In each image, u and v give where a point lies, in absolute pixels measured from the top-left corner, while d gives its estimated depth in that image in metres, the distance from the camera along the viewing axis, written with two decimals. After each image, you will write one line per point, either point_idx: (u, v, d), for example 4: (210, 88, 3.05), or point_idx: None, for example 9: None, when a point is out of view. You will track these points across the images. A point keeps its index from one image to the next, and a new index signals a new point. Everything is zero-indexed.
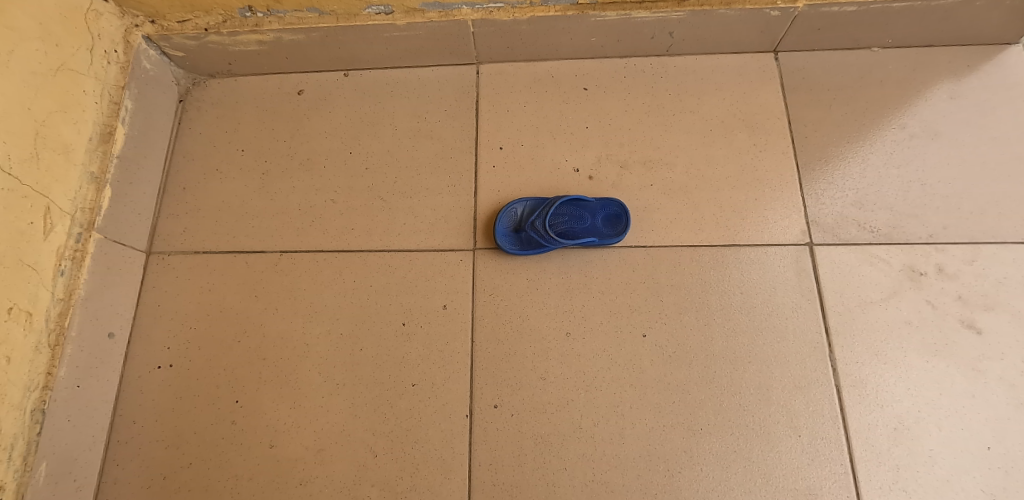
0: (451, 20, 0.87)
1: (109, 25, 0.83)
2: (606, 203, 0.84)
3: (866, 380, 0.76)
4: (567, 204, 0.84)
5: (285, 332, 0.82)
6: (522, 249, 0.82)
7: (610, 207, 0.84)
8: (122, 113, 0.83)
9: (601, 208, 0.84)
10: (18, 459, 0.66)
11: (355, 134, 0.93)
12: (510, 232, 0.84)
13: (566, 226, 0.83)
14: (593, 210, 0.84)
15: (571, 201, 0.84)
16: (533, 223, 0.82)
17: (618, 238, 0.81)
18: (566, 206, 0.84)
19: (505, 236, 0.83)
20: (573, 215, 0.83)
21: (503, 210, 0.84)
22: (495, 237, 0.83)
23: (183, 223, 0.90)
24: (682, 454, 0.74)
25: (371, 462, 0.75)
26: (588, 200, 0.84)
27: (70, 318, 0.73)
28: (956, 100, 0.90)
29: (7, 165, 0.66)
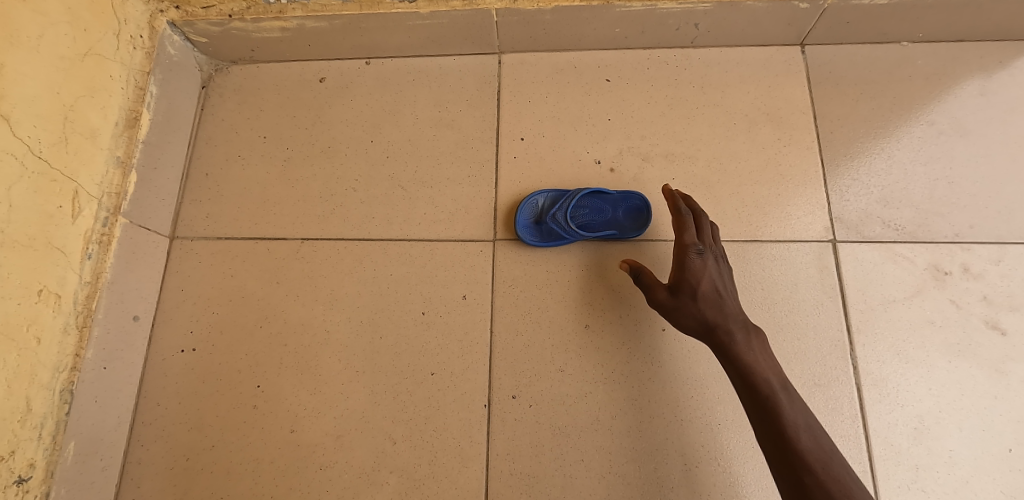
0: (474, 9, 0.87)
1: (135, 11, 0.83)
2: (628, 196, 0.84)
3: (888, 379, 0.75)
4: (588, 196, 0.83)
5: (305, 319, 0.83)
6: (543, 241, 0.82)
7: (634, 198, 0.83)
8: (146, 99, 0.83)
9: (622, 200, 0.84)
10: (47, 438, 0.67)
11: (376, 122, 0.93)
12: (531, 224, 0.83)
13: (586, 219, 0.82)
14: (614, 202, 0.84)
15: (592, 193, 0.83)
16: (555, 215, 0.82)
17: (639, 232, 0.81)
18: (587, 198, 0.83)
19: (526, 228, 0.83)
20: (595, 206, 0.83)
21: (524, 201, 0.84)
22: (515, 228, 0.83)
23: (206, 209, 0.90)
24: (699, 449, 0.74)
25: (390, 449, 0.76)
26: (611, 193, 0.83)
27: (97, 301, 0.74)
28: (986, 97, 0.88)
29: (38, 149, 0.67)
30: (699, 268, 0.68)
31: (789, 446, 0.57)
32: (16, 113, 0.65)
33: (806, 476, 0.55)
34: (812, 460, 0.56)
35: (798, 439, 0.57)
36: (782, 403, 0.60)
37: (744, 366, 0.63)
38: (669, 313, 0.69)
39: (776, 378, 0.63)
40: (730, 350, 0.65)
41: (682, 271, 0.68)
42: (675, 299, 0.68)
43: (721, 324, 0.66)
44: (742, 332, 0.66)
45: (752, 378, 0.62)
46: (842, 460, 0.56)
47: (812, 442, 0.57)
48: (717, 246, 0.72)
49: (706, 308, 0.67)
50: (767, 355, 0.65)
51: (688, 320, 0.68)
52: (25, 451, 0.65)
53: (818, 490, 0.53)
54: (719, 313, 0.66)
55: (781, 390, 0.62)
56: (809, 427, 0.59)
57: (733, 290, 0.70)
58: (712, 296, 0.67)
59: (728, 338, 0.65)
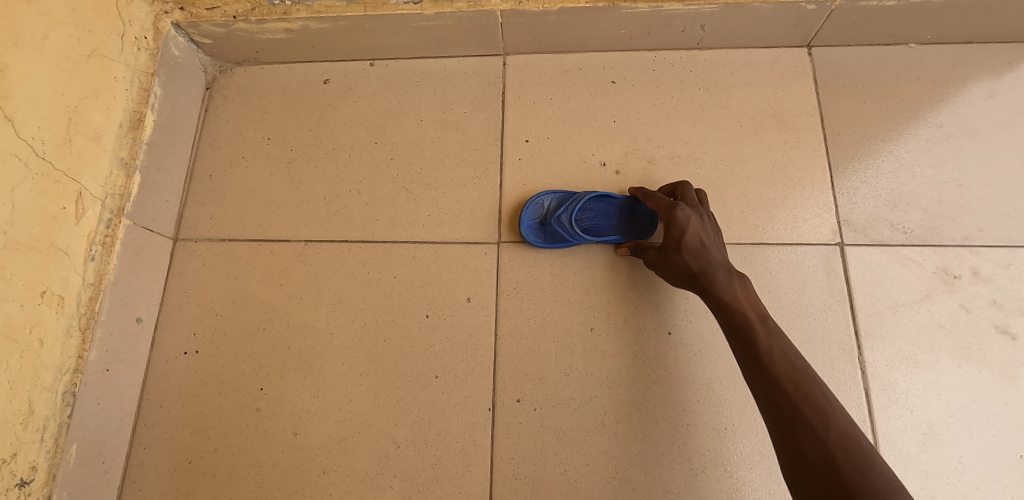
0: (480, 10, 0.86)
1: (140, 12, 0.83)
2: (636, 201, 0.82)
3: (896, 384, 0.75)
4: (595, 199, 0.82)
5: (308, 321, 0.83)
6: (546, 242, 0.81)
7: (642, 203, 0.82)
8: (150, 100, 0.83)
9: (630, 205, 0.82)
10: (49, 441, 0.67)
11: (380, 124, 0.93)
12: (536, 224, 0.83)
13: (591, 222, 0.81)
14: (621, 207, 0.82)
15: (600, 197, 0.82)
16: (560, 217, 0.80)
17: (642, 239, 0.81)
18: (594, 201, 0.82)
19: (530, 228, 0.82)
20: (602, 209, 0.82)
21: (530, 202, 0.83)
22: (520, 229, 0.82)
23: (210, 210, 0.90)
24: (705, 454, 0.73)
25: (393, 453, 0.75)
26: (619, 196, 0.82)
27: (100, 303, 0.74)
28: (995, 99, 0.87)
29: (42, 150, 0.67)
30: (684, 220, 0.71)
31: (765, 374, 0.60)
32: (20, 114, 0.65)
33: (780, 399, 0.57)
34: (785, 383, 0.58)
35: (773, 365, 0.60)
36: (760, 334, 0.63)
37: (725, 307, 0.67)
38: (660, 270, 0.73)
39: (755, 314, 0.65)
40: (713, 293, 0.68)
41: (668, 226, 0.72)
42: (660, 253, 0.72)
43: (704, 270, 0.69)
44: (724, 275, 0.69)
45: (733, 316, 0.66)
46: (818, 383, 0.58)
47: (786, 367, 0.59)
48: (704, 204, 0.76)
49: (689, 257, 0.70)
50: (749, 293, 0.68)
51: (677, 272, 0.71)
52: (27, 454, 0.64)
53: (789, 408, 0.56)
54: (703, 261, 0.70)
55: (760, 323, 0.64)
56: (786, 354, 0.61)
57: (719, 240, 0.73)
58: (696, 246, 0.70)
59: (711, 282, 0.68)
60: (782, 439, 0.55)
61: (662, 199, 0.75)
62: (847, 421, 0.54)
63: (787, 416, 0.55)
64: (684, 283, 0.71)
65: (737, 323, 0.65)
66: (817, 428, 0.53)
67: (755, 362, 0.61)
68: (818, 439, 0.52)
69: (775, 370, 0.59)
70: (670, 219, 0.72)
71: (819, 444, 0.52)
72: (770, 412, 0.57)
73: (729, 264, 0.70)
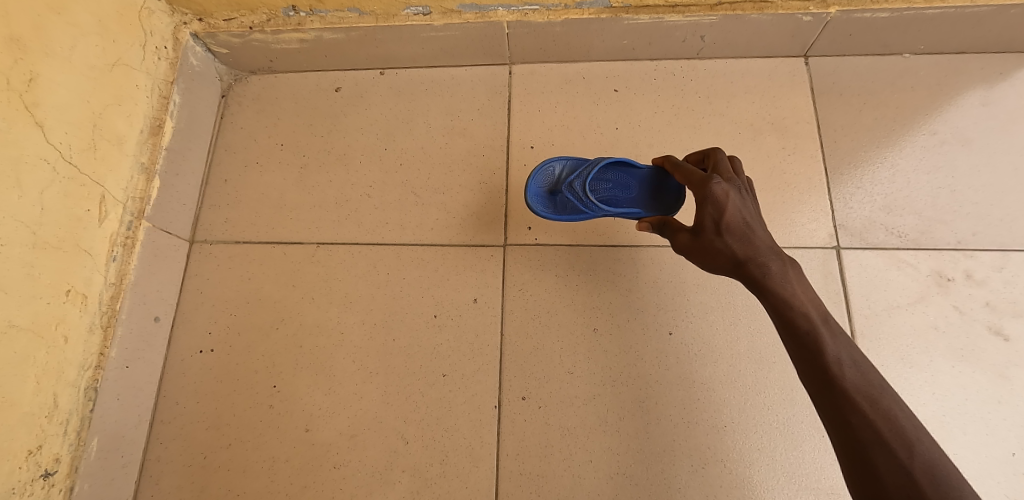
0: (487, 21, 0.90)
1: (160, 23, 0.87)
2: (653, 173, 0.81)
3: (892, 383, 0.77)
4: (611, 171, 0.82)
5: (320, 321, 0.85)
6: (557, 211, 0.81)
7: (660, 179, 0.81)
8: (170, 108, 0.86)
9: (647, 178, 0.81)
10: (72, 434, 0.70)
11: (390, 131, 0.96)
12: (546, 194, 0.83)
13: (608, 194, 0.81)
14: (639, 179, 0.81)
15: (615, 169, 0.82)
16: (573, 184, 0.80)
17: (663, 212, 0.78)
18: (610, 174, 0.82)
19: (540, 196, 0.83)
20: (618, 181, 0.81)
21: (540, 171, 0.84)
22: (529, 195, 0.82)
23: (225, 214, 0.93)
24: (706, 451, 0.75)
25: (402, 449, 0.78)
26: (636, 170, 0.82)
27: (121, 302, 0.77)
28: (988, 107, 0.90)
29: (69, 155, 0.70)
30: (722, 196, 0.65)
31: (834, 387, 0.53)
32: (49, 120, 0.68)
33: (852, 417, 0.50)
34: (858, 398, 0.51)
35: (843, 377, 0.53)
36: (824, 339, 0.57)
37: (780, 304, 0.61)
38: (696, 255, 0.67)
39: (816, 315, 0.59)
40: (762, 286, 0.63)
41: (703, 203, 0.66)
42: (698, 239, 0.66)
43: (750, 257, 0.63)
44: (775, 267, 0.63)
45: (790, 315, 0.60)
46: (894, 398, 0.51)
47: (857, 378, 0.53)
48: (740, 181, 0.70)
49: (733, 241, 0.64)
50: (804, 288, 0.62)
51: (718, 259, 0.65)
52: (52, 446, 0.67)
53: (864, 430, 0.49)
54: (749, 247, 0.64)
55: (822, 326, 0.58)
56: (855, 363, 0.54)
57: (765, 226, 0.67)
58: (738, 229, 0.64)
59: (760, 273, 0.63)
60: (855, 461, 0.49)
61: (695, 174, 0.69)
62: (934, 448, 0.47)
63: (862, 438, 0.49)
64: (726, 272, 0.65)
65: (795, 324, 0.59)
66: (900, 455, 0.47)
67: (819, 371, 0.55)
68: (901, 466, 0.46)
69: (846, 383, 0.53)
70: (709, 197, 0.66)
71: (901, 470, 0.46)
72: (840, 432, 0.50)
73: (780, 254, 0.64)
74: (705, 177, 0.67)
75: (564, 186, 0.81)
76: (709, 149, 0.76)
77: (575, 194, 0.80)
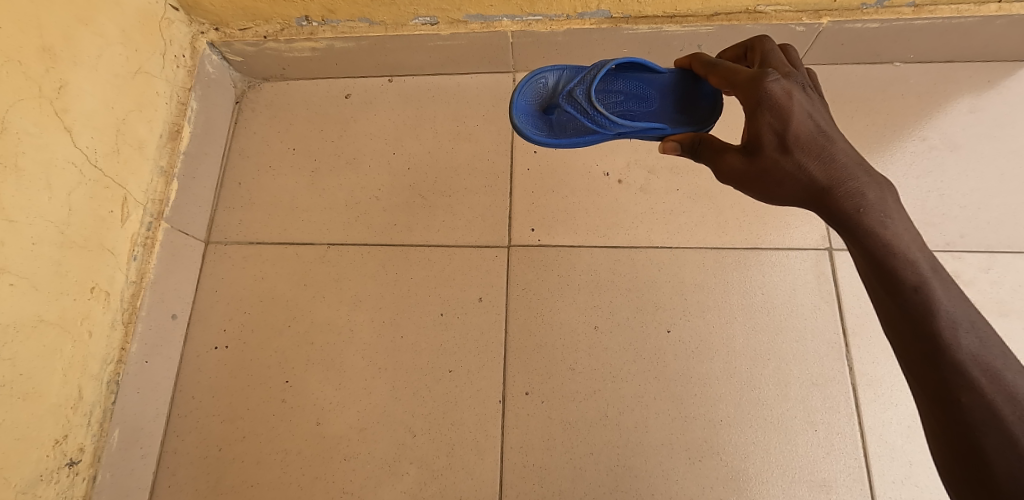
0: (492, 31, 0.93)
1: (178, 32, 0.90)
2: (672, 85, 0.77)
3: (883, 379, 0.79)
4: (623, 84, 0.77)
5: (331, 319, 0.88)
6: (564, 132, 0.77)
7: (688, 94, 0.76)
8: (187, 113, 0.90)
9: (667, 89, 0.77)
10: (95, 425, 0.73)
11: (398, 136, 1.00)
12: (549, 113, 0.79)
13: (623, 107, 0.76)
14: (659, 92, 0.77)
15: (629, 81, 0.77)
16: (574, 94, 0.75)
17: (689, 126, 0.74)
18: (622, 87, 0.77)
19: (540, 118, 0.79)
20: (631, 93, 0.77)
21: (539, 90, 0.81)
22: (525, 116, 0.79)
23: (238, 216, 0.96)
24: (702, 444, 0.78)
25: (410, 441, 0.81)
26: (654, 81, 0.77)
27: (141, 299, 0.80)
28: (975, 114, 0.93)
29: (94, 158, 0.74)
30: (789, 107, 0.55)
31: (940, 352, 0.43)
32: (76, 125, 0.71)
33: (961, 392, 0.41)
34: (974, 371, 0.41)
35: (953, 342, 0.43)
36: (931, 289, 0.45)
37: (869, 240, 0.49)
38: (753, 178, 0.57)
39: (921, 258, 0.47)
40: (841, 214, 0.52)
41: (764, 112, 0.55)
42: (761, 159, 0.56)
43: (829, 183, 0.53)
44: (858, 191, 0.52)
45: (885, 255, 0.48)
46: (1018, 369, 0.42)
47: (974, 346, 0.43)
48: (803, 80, 0.59)
49: (806, 163, 0.54)
50: (906, 223, 0.50)
51: (782, 183, 0.55)
52: (76, 436, 0.70)
53: (976, 411, 0.40)
54: (821, 168, 0.54)
55: (930, 273, 0.46)
56: (973, 325, 0.44)
57: (843, 138, 0.55)
58: (804, 145, 0.54)
59: (838, 199, 0.52)
60: (962, 447, 0.40)
61: (747, 75, 0.59)
62: None
63: (974, 421, 0.40)
64: (793, 198, 0.55)
65: (890, 266, 0.47)
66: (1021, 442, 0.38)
67: (921, 330, 0.44)
68: (1021, 456, 0.38)
69: (956, 349, 0.43)
70: (767, 106, 0.55)
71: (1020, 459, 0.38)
72: (943, 409, 0.42)
73: (865, 175, 0.53)
74: (761, 79, 0.56)
75: (562, 97, 0.76)
76: (750, 39, 0.68)
77: (576, 106, 0.75)
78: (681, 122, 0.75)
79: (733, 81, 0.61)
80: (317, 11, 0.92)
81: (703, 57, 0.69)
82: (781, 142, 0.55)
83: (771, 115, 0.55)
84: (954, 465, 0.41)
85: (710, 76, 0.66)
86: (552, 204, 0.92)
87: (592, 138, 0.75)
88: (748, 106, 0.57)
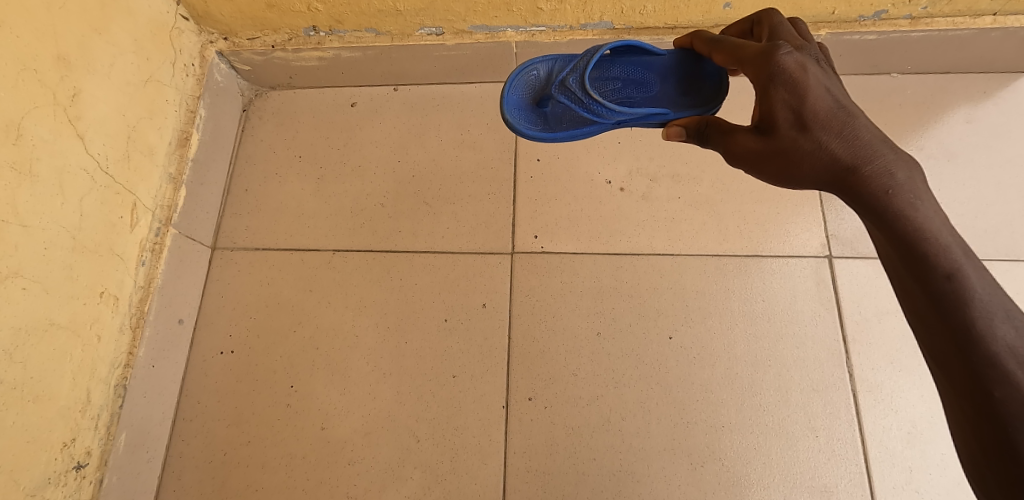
0: (496, 41, 0.95)
1: (188, 41, 0.92)
2: (674, 67, 0.76)
3: (883, 386, 0.80)
4: (620, 72, 0.77)
5: (336, 324, 0.89)
6: (559, 123, 0.77)
7: (693, 76, 0.75)
8: (196, 121, 0.91)
9: (667, 73, 0.76)
10: (102, 428, 0.74)
11: (403, 144, 1.01)
12: (542, 106, 0.79)
13: (621, 94, 0.76)
14: (659, 76, 0.76)
15: (626, 69, 0.77)
16: (567, 83, 0.73)
17: (692, 108, 0.73)
18: (619, 75, 0.77)
19: (533, 111, 0.79)
20: (628, 80, 0.76)
21: (530, 82, 0.80)
22: (515, 109, 0.79)
23: (245, 222, 0.98)
24: (704, 449, 0.78)
25: (414, 446, 0.81)
26: (653, 66, 0.77)
27: (149, 304, 0.81)
28: (971, 124, 0.95)
29: (106, 165, 0.75)
30: (803, 84, 0.53)
31: (971, 341, 0.39)
32: (89, 132, 0.72)
33: (994, 384, 0.38)
34: (1010, 363, 0.38)
35: (985, 331, 0.39)
36: (964, 274, 0.42)
37: (893, 221, 0.46)
38: (767, 158, 0.55)
39: (952, 241, 0.43)
40: (863, 194, 0.49)
41: (778, 89, 0.53)
42: (777, 139, 0.54)
43: (850, 163, 0.50)
44: (881, 169, 0.49)
45: (912, 237, 0.44)
46: None
47: (1012, 337, 0.39)
48: (816, 54, 0.57)
49: (824, 143, 0.51)
50: (936, 205, 0.46)
51: (797, 161, 0.52)
52: (84, 439, 0.71)
53: (1012, 407, 0.36)
54: (839, 145, 0.51)
55: (963, 257, 0.43)
56: (1010, 314, 0.40)
57: (863, 114, 0.53)
58: (821, 122, 0.52)
59: (859, 177, 0.49)
60: (994, 444, 0.37)
61: (758, 49, 0.57)
62: None
63: (1007, 416, 0.36)
64: (810, 177, 0.53)
65: (918, 248, 0.44)
66: None
67: (951, 318, 0.41)
68: None
69: (989, 338, 0.39)
70: (781, 80, 0.53)
71: None
72: (972, 402, 0.38)
73: (889, 153, 0.50)
74: (773, 53, 0.54)
75: (554, 87, 0.74)
76: (757, 14, 0.67)
77: (571, 96, 0.73)
78: (680, 104, 0.74)
79: (741, 57, 0.59)
80: (324, 21, 0.94)
81: (707, 34, 0.69)
82: (796, 119, 0.53)
83: (784, 90, 0.53)
84: (986, 465, 0.38)
85: (716, 55, 0.65)
86: (555, 212, 0.93)
87: (590, 128, 0.74)
88: (759, 82, 0.55)
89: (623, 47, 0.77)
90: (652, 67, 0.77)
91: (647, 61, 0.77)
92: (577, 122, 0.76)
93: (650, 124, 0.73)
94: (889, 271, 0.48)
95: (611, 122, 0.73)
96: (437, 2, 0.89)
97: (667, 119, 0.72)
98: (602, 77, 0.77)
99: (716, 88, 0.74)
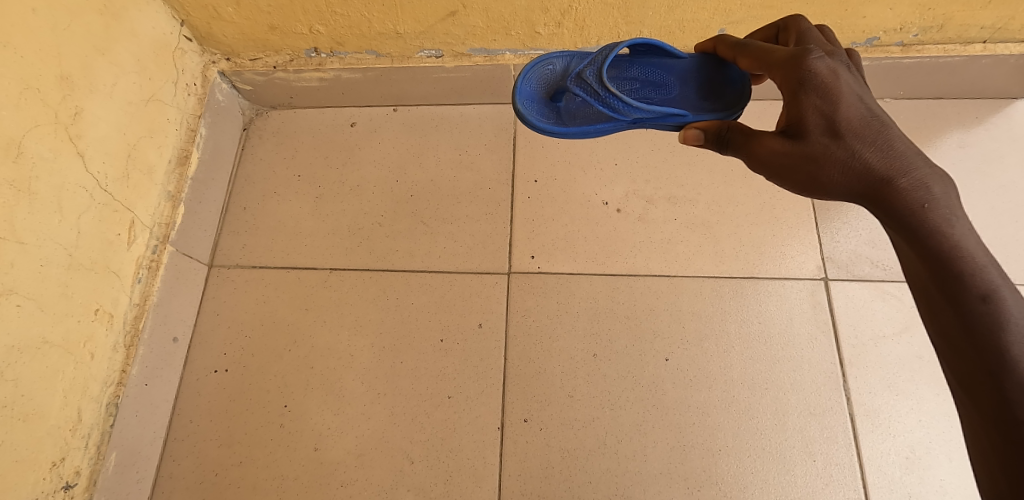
0: (495, 64, 0.96)
1: (190, 62, 0.93)
2: (696, 72, 0.75)
3: (880, 410, 0.80)
4: (639, 72, 0.76)
5: (331, 343, 0.89)
6: (574, 120, 0.76)
7: (715, 83, 0.74)
8: (197, 139, 0.92)
9: (688, 78, 0.75)
10: (92, 447, 0.73)
11: (402, 164, 1.02)
12: (555, 102, 0.78)
13: (638, 94, 0.75)
14: (679, 80, 0.75)
15: (646, 69, 0.76)
16: (583, 75, 0.73)
17: (712, 112, 0.71)
18: (638, 75, 0.76)
19: (546, 106, 0.78)
20: (647, 81, 0.75)
21: (543, 79, 0.80)
22: (524, 98, 0.78)
23: (243, 240, 0.98)
24: (701, 473, 0.78)
25: (407, 468, 0.80)
26: (675, 69, 0.75)
27: (144, 321, 0.81)
28: (964, 149, 0.96)
29: (105, 183, 0.75)
30: (837, 93, 0.52)
31: (1004, 368, 0.38)
32: (89, 150, 0.73)
33: None
34: None
35: (1018, 359, 0.38)
36: (1000, 297, 0.40)
37: (927, 236, 0.45)
38: (793, 165, 0.53)
39: (988, 262, 0.42)
40: (896, 206, 0.47)
41: (811, 95, 0.52)
42: (806, 145, 0.52)
43: (883, 175, 0.48)
44: (916, 182, 0.47)
45: (947, 254, 0.43)
46: None
47: None
48: (846, 61, 0.56)
49: (857, 153, 0.50)
50: (970, 225, 0.45)
51: (826, 169, 0.51)
52: (73, 459, 0.70)
53: None
54: (871, 156, 0.50)
55: (998, 279, 0.41)
56: None
57: (896, 127, 0.52)
58: (853, 131, 0.51)
59: (893, 190, 0.47)
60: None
61: (788, 52, 0.56)
62: None
63: None
64: (839, 187, 0.51)
65: (953, 266, 0.42)
66: None
67: (985, 342, 0.39)
68: None
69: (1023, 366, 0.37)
70: (812, 86, 0.52)
71: None
72: (1003, 431, 0.36)
73: (924, 167, 0.48)
74: (803, 57, 0.54)
75: (570, 80, 0.74)
76: (784, 21, 0.65)
77: (586, 87, 0.73)
78: (699, 108, 0.72)
79: (769, 62, 0.58)
80: (326, 43, 0.95)
81: (731, 38, 0.68)
82: (827, 125, 0.51)
83: (816, 96, 0.52)
84: None
85: (741, 59, 0.64)
86: (551, 232, 0.94)
87: (604, 125, 0.73)
88: (788, 86, 0.54)
89: (644, 48, 0.77)
90: (672, 70, 0.75)
91: (668, 64, 0.76)
92: (591, 119, 0.75)
93: (666, 125, 0.71)
94: (916, 290, 0.46)
95: (626, 120, 0.72)
96: (437, 25, 0.91)
97: (685, 121, 0.70)
98: (620, 77, 0.76)
99: (739, 95, 0.73)
